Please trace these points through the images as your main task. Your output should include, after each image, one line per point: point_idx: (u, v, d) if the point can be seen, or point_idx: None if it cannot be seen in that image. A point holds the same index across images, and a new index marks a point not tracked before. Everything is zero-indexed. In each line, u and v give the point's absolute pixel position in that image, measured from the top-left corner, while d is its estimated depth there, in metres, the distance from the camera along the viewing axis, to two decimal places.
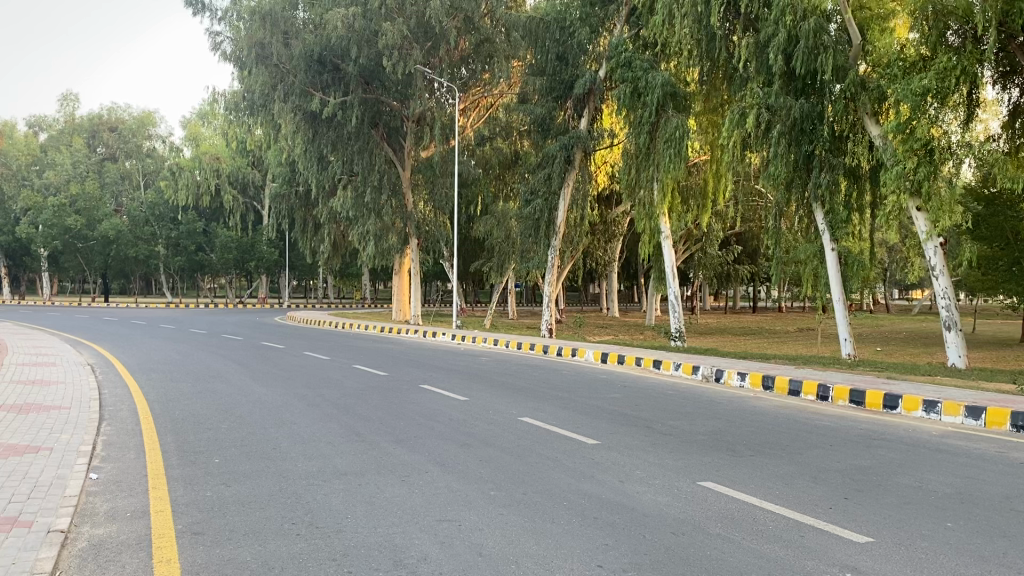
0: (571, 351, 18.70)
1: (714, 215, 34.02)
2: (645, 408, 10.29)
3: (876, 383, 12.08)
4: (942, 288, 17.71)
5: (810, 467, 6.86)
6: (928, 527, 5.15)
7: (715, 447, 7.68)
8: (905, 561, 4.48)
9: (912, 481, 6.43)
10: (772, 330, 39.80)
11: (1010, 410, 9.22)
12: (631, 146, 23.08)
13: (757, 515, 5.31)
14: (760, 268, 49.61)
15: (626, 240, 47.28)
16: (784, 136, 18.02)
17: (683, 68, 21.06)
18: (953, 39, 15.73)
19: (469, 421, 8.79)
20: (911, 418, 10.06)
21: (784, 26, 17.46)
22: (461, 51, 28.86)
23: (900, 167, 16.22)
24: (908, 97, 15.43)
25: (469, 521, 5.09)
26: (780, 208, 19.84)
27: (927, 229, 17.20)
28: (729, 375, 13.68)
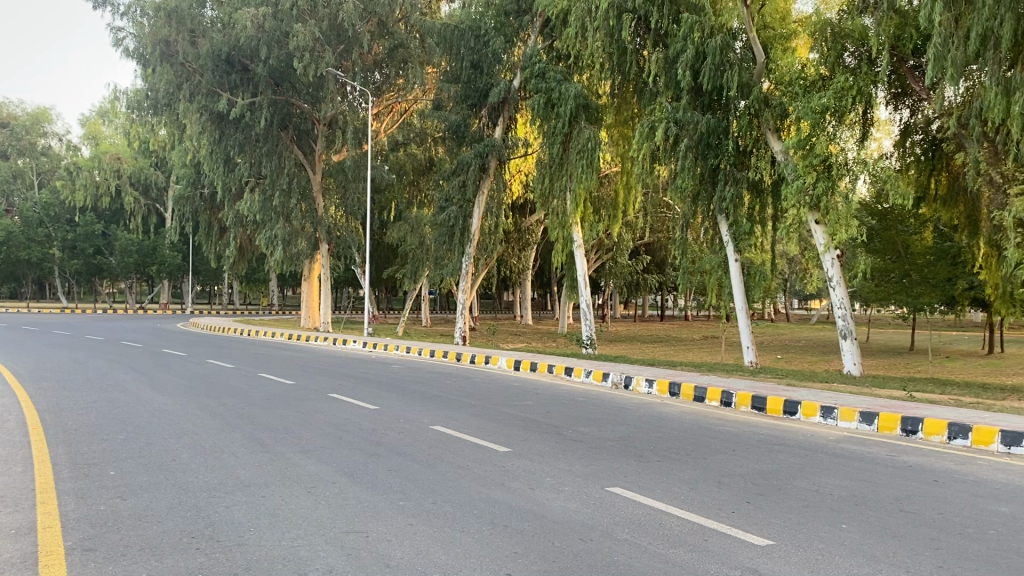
0: (484, 359, 18.67)
1: (625, 225, 34.65)
2: (557, 415, 10.32)
3: (776, 390, 12.44)
4: (839, 298, 18.39)
5: (714, 471, 7.04)
6: (825, 529, 5.34)
7: (624, 453, 7.78)
8: (802, 563, 4.62)
9: (810, 484, 6.66)
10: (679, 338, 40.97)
11: (900, 416, 9.69)
12: (545, 155, 23.32)
13: (663, 520, 5.40)
14: (668, 278, 50.68)
15: (539, 249, 47.59)
16: (691, 150, 18.53)
17: (596, 81, 21.37)
18: (849, 60, 16.56)
19: (378, 430, 8.67)
20: (809, 423, 10.43)
21: (692, 42, 17.95)
22: (375, 55, 28.71)
23: (799, 182, 16.87)
24: (808, 114, 16.19)
25: (377, 532, 5.02)
26: (687, 219, 20.32)
27: (825, 241, 17.82)
28: (637, 383, 13.90)
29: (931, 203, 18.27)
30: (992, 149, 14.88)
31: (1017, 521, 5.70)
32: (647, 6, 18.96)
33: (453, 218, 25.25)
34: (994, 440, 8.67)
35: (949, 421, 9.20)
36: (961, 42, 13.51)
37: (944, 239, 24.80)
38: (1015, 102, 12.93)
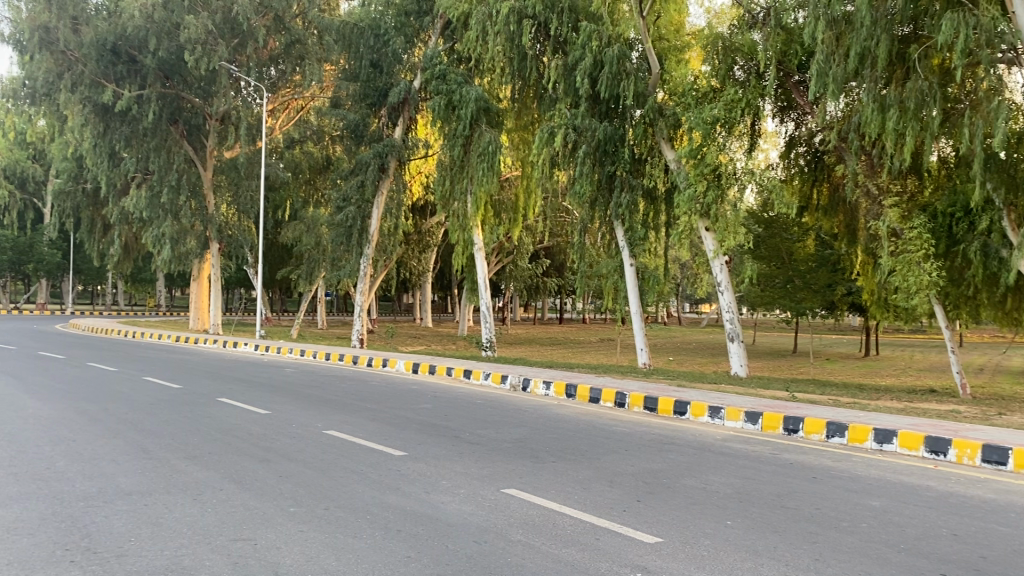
0: (382, 362, 18.46)
1: (525, 229, 34.94)
2: (453, 418, 10.31)
3: (668, 391, 12.79)
4: (728, 302, 19.02)
5: (606, 471, 7.18)
6: (710, 526, 5.52)
7: (519, 454, 7.85)
8: (689, 560, 4.77)
9: (697, 482, 6.89)
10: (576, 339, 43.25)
11: (782, 415, 10.12)
12: (445, 157, 23.28)
13: (556, 520, 5.48)
14: (567, 281, 51.38)
15: (438, 251, 47.41)
16: (589, 156, 18.86)
17: (496, 84, 21.45)
18: (739, 74, 17.22)
19: (269, 435, 8.45)
20: (697, 423, 10.77)
21: (590, 51, 18.26)
22: (270, 50, 27.90)
23: (691, 190, 17.43)
24: (699, 125, 16.74)
25: (266, 539, 4.90)
26: (584, 224, 20.67)
27: (714, 248, 18.40)
28: (534, 385, 14.03)
29: (813, 212, 19.15)
30: (869, 163, 15.74)
31: (886, 514, 6.04)
32: (547, 13, 19.19)
33: (351, 218, 24.85)
34: (868, 438, 9.15)
35: (827, 420, 9.67)
36: (842, 60, 14.20)
37: (825, 247, 26.09)
38: (888, 118, 13.72)
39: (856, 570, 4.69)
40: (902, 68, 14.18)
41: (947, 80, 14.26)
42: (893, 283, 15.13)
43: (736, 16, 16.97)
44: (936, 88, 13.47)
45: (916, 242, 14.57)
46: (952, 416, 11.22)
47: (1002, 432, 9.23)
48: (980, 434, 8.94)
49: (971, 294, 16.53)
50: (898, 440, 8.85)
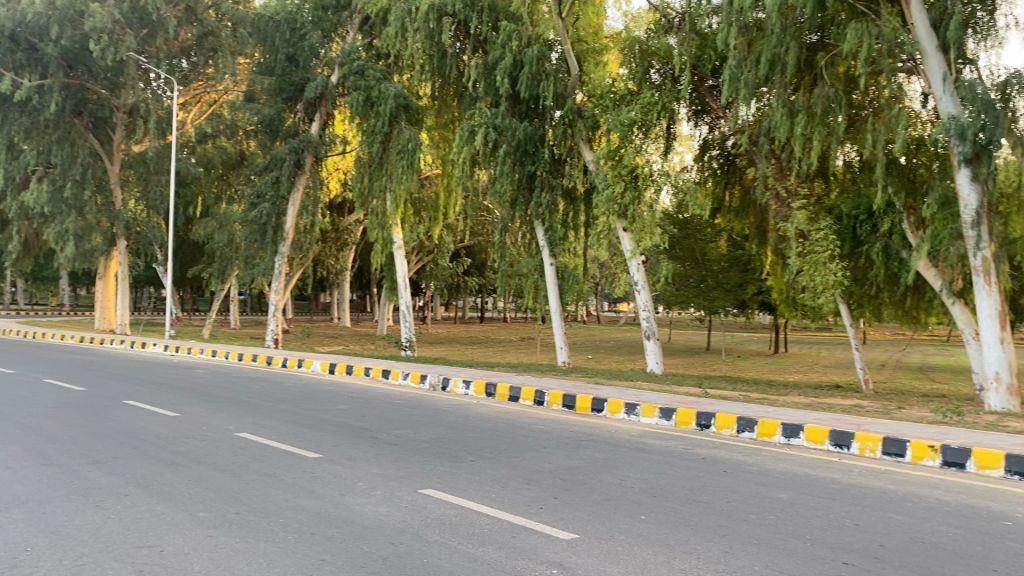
0: (298, 363, 18.14)
1: (445, 227, 34.86)
2: (371, 418, 10.20)
3: (587, 388, 12.93)
4: (645, 301, 19.32)
5: (523, 469, 7.21)
6: (625, 521, 5.61)
7: (437, 454, 7.82)
8: (604, 555, 4.83)
9: (613, 478, 6.99)
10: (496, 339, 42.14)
11: (695, 411, 10.35)
12: (363, 153, 23.04)
13: (473, 520, 5.48)
14: (488, 280, 51.44)
15: (357, 249, 46.90)
16: (509, 155, 18.93)
17: (416, 82, 21.31)
18: (655, 77, 17.62)
19: (178, 439, 8.20)
20: (614, 420, 10.92)
21: (510, 50, 18.33)
22: (181, 42, 26.95)
23: (609, 191, 17.66)
24: (617, 127, 16.99)
25: (173, 546, 4.75)
26: (505, 223, 20.71)
27: (632, 248, 18.64)
28: (454, 384, 13.98)
29: (726, 214, 19.67)
30: (778, 166, 16.23)
31: (793, 506, 6.25)
32: (467, 11, 19.20)
33: (265, 215, 24.33)
34: (776, 433, 9.44)
35: (738, 416, 9.94)
36: (752, 66, 14.60)
37: (737, 247, 26.85)
38: (797, 123, 14.17)
39: (764, 561, 4.83)
40: (810, 74, 14.72)
41: (852, 87, 14.84)
42: (801, 284, 15.67)
43: (653, 20, 17.31)
44: (841, 95, 14.01)
45: (822, 243, 15.12)
46: (855, 410, 11.68)
47: (901, 425, 9.64)
48: (881, 427, 9.32)
49: (873, 293, 17.26)
50: (805, 434, 9.16)
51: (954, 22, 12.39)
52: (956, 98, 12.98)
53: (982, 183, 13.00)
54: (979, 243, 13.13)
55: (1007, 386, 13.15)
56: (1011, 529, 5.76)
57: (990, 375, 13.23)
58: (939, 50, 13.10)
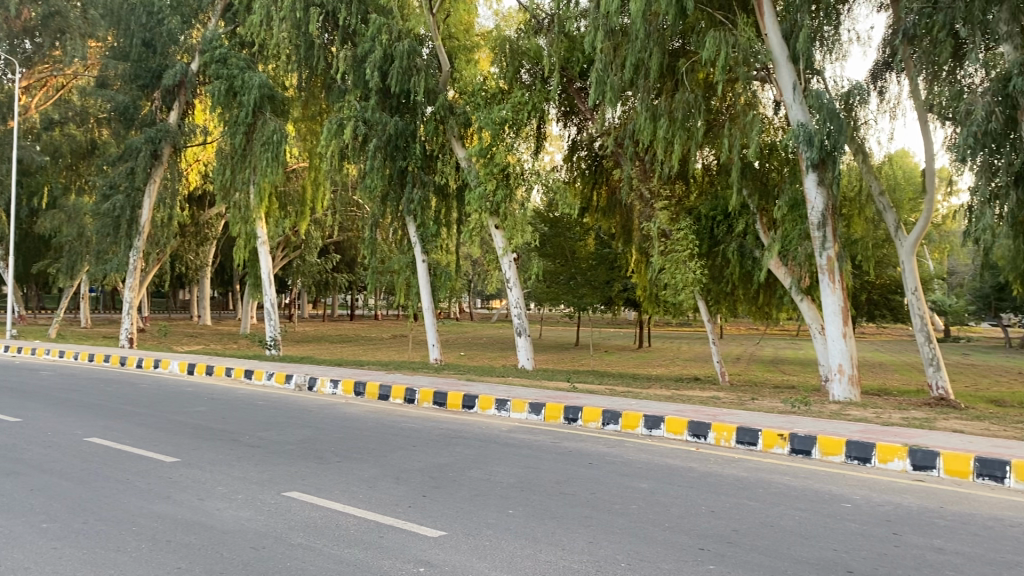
0: (153, 363, 17.29)
1: (312, 222, 34.13)
2: (233, 420, 9.86)
3: (457, 385, 12.97)
4: (516, 298, 19.42)
5: (392, 468, 7.16)
6: (493, 515, 5.67)
7: (303, 455, 7.65)
8: (471, 550, 4.87)
9: (481, 474, 7.04)
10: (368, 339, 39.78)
11: (563, 405, 10.58)
12: (225, 145, 22.21)
13: (340, 521, 5.40)
14: (357, 277, 50.73)
15: (219, 244, 45.24)
16: (379, 150, 18.68)
17: (282, 72, 20.71)
18: (525, 77, 17.92)
19: (19, 446, 7.66)
20: (484, 416, 11.00)
21: (379, 44, 18.07)
22: (24, 21, 25.13)
23: (481, 189, 17.66)
24: (489, 125, 17.11)
25: (12, 560, 4.44)
26: (375, 219, 20.44)
27: (504, 245, 18.44)
28: (321, 383, 13.70)
29: (593, 214, 20.11)
30: (641, 167, 16.73)
31: (654, 495, 6.48)
32: (334, 2, 18.83)
33: (119, 208, 23.00)
34: (639, 425, 9.76)
35: (603, 409, 10.22)
36: (618, 70, 14.96)
37: (604, 246, 27.55)
38: (660, 126, 14.65)
39: (626, 549, 4.99)
40: (672, 80, 15.30)
41: (711, 93, 15.52)
42: (663, 281, 16.23)
43: (523, 20, 17.52)
44: (700, 100, 14.66)
45: (682, 242, 15.76)
46: (712, 402, 12.25)
47: (753, 416, 10.18)
48: (736, 418, 9.81)
49: (729, 291, 18.08)
50: (666, 425, 9.53)
51: (802, 34, 13.14)
52: (804, 107, 13.78)
53: (827, 187, 13.88)
54: (824, 243, 13.98)
55: (849, 377, 14.09)
56: (850, 510, 6.19)
57: (835, 366, 14.22)
58: (790, 60, 13.89)
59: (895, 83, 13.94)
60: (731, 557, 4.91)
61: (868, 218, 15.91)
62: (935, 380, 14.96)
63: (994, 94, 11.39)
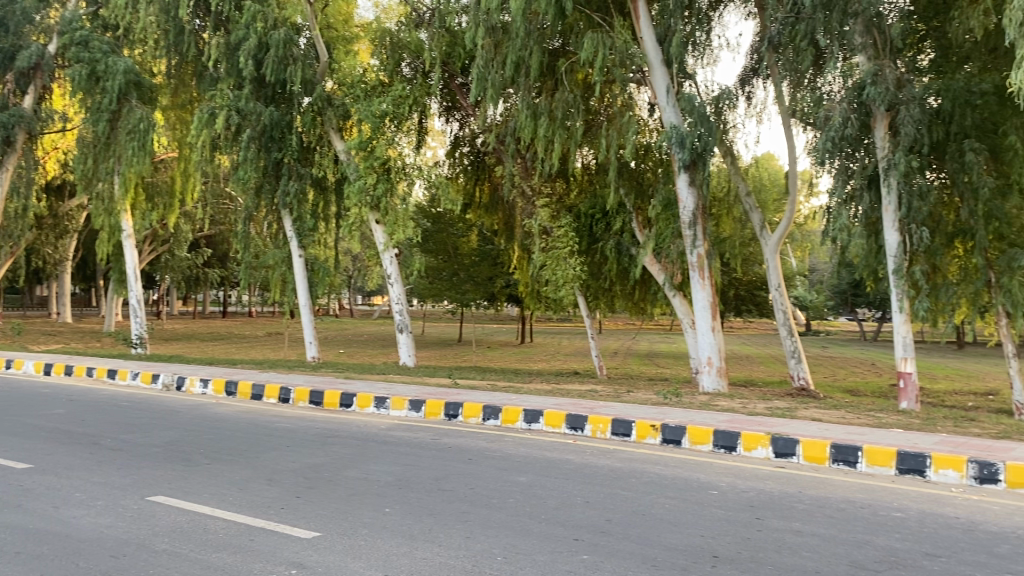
0: (5, 364, 16.17)
1: (183, 215, 32.79)
2: (93, 423, 9.34)
3: (335, 383, 12.75)
4: (397, 294, 19.23)
5: (264, 469, 6.96)
6: (369, 514, 5.60)
7: (170, 458, 7.34)
8: (345, 550, 4.79)
9: (358, 473, 6.94)
10: (241, 338, 36.78)
11: (443, 402, 10.56)
12: (87, 132, 21.01)
13: (208, 525, 5.21)
14: (231, 273, 49.06)
15: (80, 237, 42.81)
16: (253, 141, 18.11)
17: (149, 57, 19.77)
18: (406, 70, 17.80)
19: None
20: (362, 414, 10.85)
21: (254, 32, 17.50)
22: None
23: (360, 182, 17.43)
24: (369, 118, 16.88)
25: None
26: (250, 212, 19.83)
27: (384, 240, 18.33)
28: (190, 383, 13.17)
29: (476, 210, 20.16)
30: (523, 165, 16.90)
31: (531, 488, 6.57)
32: None
33: None
34: (518, 419, 9.86)
35: (483, 404, 10.27)
36: (498, 67, 15.02)
37: (486, 242, 27.66)
38: (540, 125, 14.82)
39: (502, 543, 5.03)
40: (551, 79, 15.55)
41: (589, 93, 15.82)
42: (543, 277, 16.43)
43: (404, 13, 17.35)
44: (579, 100, 14.94)
45: (563, 239, 16.04)
46: (590, 395, 12.51)
47: (628, 408, 10.47)
48: (611, 410, 10.06)
49: (607, 287, 18.52)
50: (544, 419, 9.67)
51: (676, 39, 13.55)
52: (677, 109, 14.27)
53: (698, 187, 14.42)
54: (695, 241, 14.49)
55: (717, 369, 14.69)
56: (717, 497, 6.44)
57: (704, 359, 14.81)
58: (664, 64, 14.34)
59: (761, 88, 14.60)
60: (604, 547, 5.02)
61: (736, 217, 16.63)
62: (797, 371, 15.80)
63: (850, 101, 12.08)
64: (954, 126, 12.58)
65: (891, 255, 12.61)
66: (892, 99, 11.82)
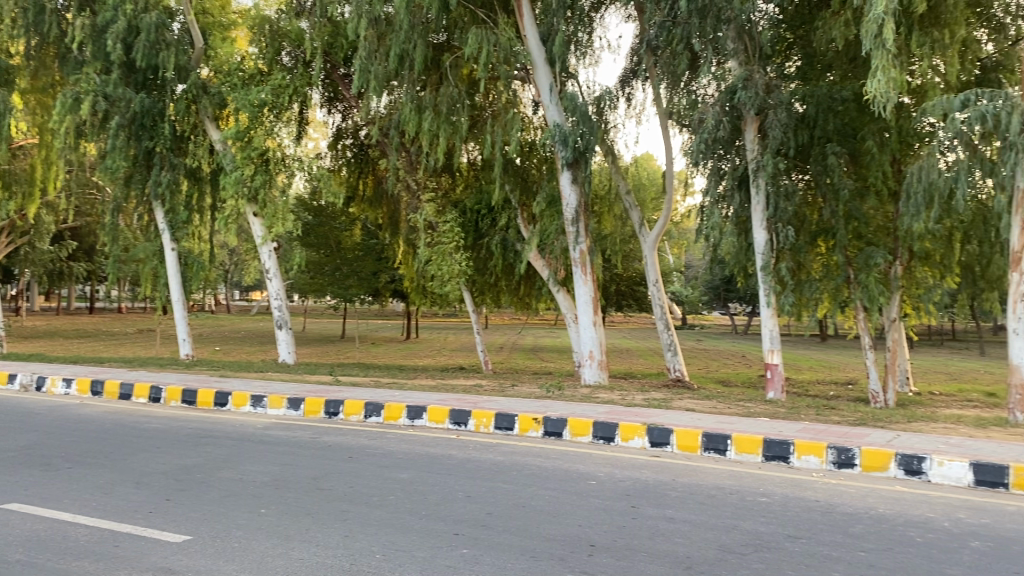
0: None
1: (44, 205, 30.87)
2: None
3: (209, 382, 12.32)
4: (276, 289, 18.72)
5: (132, 472, 6.66)
6: (244, 516, 5.44)
7: (27, 463, 6.91)
8: (218, 554, 4.64)
9: (233, 474, 6.73)
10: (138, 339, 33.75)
11: (323, 399, 10.37)
12: None
13: (69, 532, 4.94)
14: (98, 267, 46.60)
15: None
16: (122, 128, 17.25)
17: (6, 37, 18.51)
18: (286, 60, 17.36)
19: None
20: (238, 414, 10.54)
21: (123, 14, 16.64)
22: None
23: (238, 173, 16.91)
24: (246, 107, 16.35)
25: None
26: (118, 203, 18.91)
27: (263, 234, 17.84)
28: (52, 383, 12.44)
29: (359, 203, 19.89)
30: (408, 159, 16.78)
31: (412, 484, 6.54)
32: None
33: None
34: (401, 416, 9.80)
35: (364, 401, 10.15)
36: (382, 59, 14.83)
37: (370, 237, 27.28)
38: (424, 119, 14.73)
39: (381, 540, 5.00)
40: (436, 73, 15.49)
41: (474, 89, 15.87)
42: (428, 272, 16.35)
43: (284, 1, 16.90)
44: (463, 95, 14.94)
45: (448, 234, 16.07)
46: (473, 390, 12.58)
47: (510, 402, 10.58)
48: (494, 404, 10.15)
49: (493, 282, 18.62)
50: (427, 414, 9.65)
51: (559, 38, 13.76)
52: (560, 108, 14.48)
53: (580, 185, 14.69)
54: (578, 238, 14.75)
55: (598, 362, 15.02)
56: (595, 487, 6.60)
57: (586, 353, 15.09)
58: (547, 63, 14.53)
59: (640, 90, 15.01)
60: (484, 540, 5.06)
61: (617, 215, 17.04)
62: (673, 363, 16.34)
63: (723, 104, 12.58)
64: (817, 131, 13.27)
65: (759, 252, 13.22)
66: (761, 104, 12.38)
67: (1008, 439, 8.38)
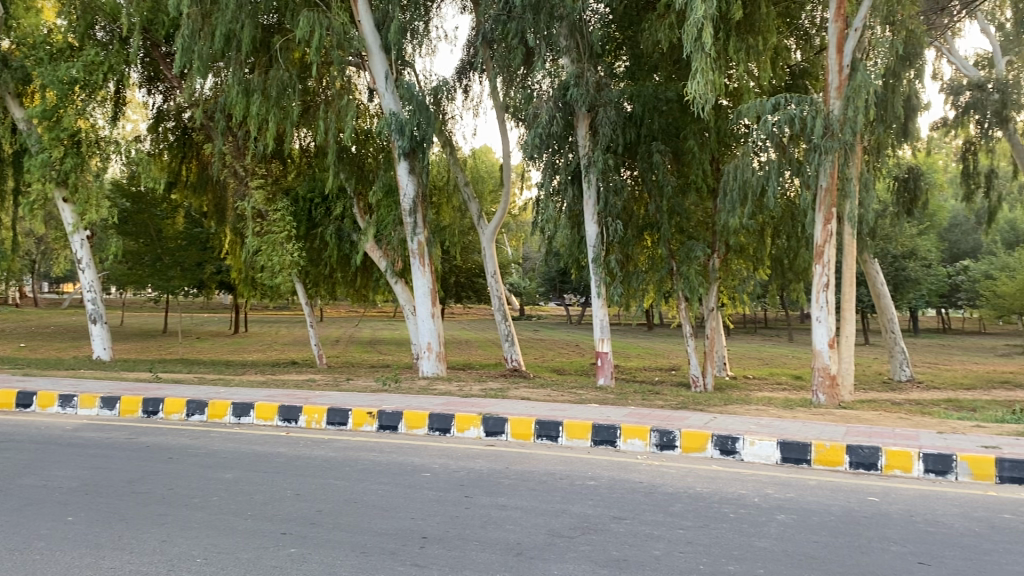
0: None
1: None
2: None
3: (10, 381, 11.34)
4: (89, 281, 17.26)
5: None
6: (47, 526, 5.04)
7: None
8: (16, 568, 4.27)
9: (36, 480, 6.22)
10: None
11: (141, 398, 9.78)
12: None
13: None
14: None
15: None
16: None
17: None
18: (99, 34, 16.25)
19: None
20: (44, 415, 9.76)
21: None
22: None
23: (45, 155, 15.65)
24: (54, 84, 15.12)
25: None
26: None
27: (74, 221, 16.55)
28: None
29: (182, 189, 18.86)
30: (235, 143, 16.09)
31: (238, 484, 6.28)
32: None
33: None
34: (227, 413, 9.42)
35: (187, 399, 9.67)
36: (206, 39, 14.11)
37: (195, 225, 25.87)
38: (252, 103, 14.15)
39: (202, 543, 4.77)
40: (265, 55, 14.95)
41: (307, 74, 15.45)
42: (258, 263, 15.76)
43: None
44: (295, 80, 14.50)
45: (279, 223, 15.55)
46: (306, 384, 12.27)
47: (342, 396, 10.41)
48: (326, 399, 9.93)
49: (327, 273, 18.17)
50: (255, 412, 9.33)
51: (394, 27, 13.63)
52: (396, 96, 14.33)
53: (418, 175, 14.63)
54: (415, 229, 14.67)
55: (436, 354, 14.99)
56: (428, 479, 6.59)
57: (423, 345, 15.00)
58: (382, 50, 14.35)
59: (477, 83, 15.11)
60: (312, 538, 4.94)
61: (455, 207, 17.07)
62: (510, 353, 16.62)
63: (556, 100, 12.90)
64: (643, 129, 13.81)
65: (590, 244, 13.63)
66: (591, 101, 12.79)
67: (811, 418, 9.10)
